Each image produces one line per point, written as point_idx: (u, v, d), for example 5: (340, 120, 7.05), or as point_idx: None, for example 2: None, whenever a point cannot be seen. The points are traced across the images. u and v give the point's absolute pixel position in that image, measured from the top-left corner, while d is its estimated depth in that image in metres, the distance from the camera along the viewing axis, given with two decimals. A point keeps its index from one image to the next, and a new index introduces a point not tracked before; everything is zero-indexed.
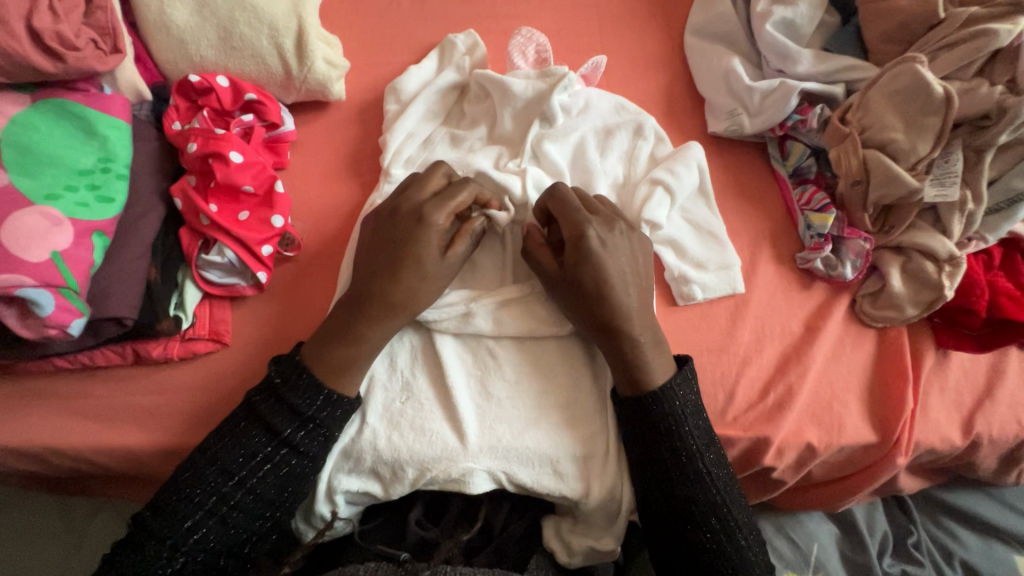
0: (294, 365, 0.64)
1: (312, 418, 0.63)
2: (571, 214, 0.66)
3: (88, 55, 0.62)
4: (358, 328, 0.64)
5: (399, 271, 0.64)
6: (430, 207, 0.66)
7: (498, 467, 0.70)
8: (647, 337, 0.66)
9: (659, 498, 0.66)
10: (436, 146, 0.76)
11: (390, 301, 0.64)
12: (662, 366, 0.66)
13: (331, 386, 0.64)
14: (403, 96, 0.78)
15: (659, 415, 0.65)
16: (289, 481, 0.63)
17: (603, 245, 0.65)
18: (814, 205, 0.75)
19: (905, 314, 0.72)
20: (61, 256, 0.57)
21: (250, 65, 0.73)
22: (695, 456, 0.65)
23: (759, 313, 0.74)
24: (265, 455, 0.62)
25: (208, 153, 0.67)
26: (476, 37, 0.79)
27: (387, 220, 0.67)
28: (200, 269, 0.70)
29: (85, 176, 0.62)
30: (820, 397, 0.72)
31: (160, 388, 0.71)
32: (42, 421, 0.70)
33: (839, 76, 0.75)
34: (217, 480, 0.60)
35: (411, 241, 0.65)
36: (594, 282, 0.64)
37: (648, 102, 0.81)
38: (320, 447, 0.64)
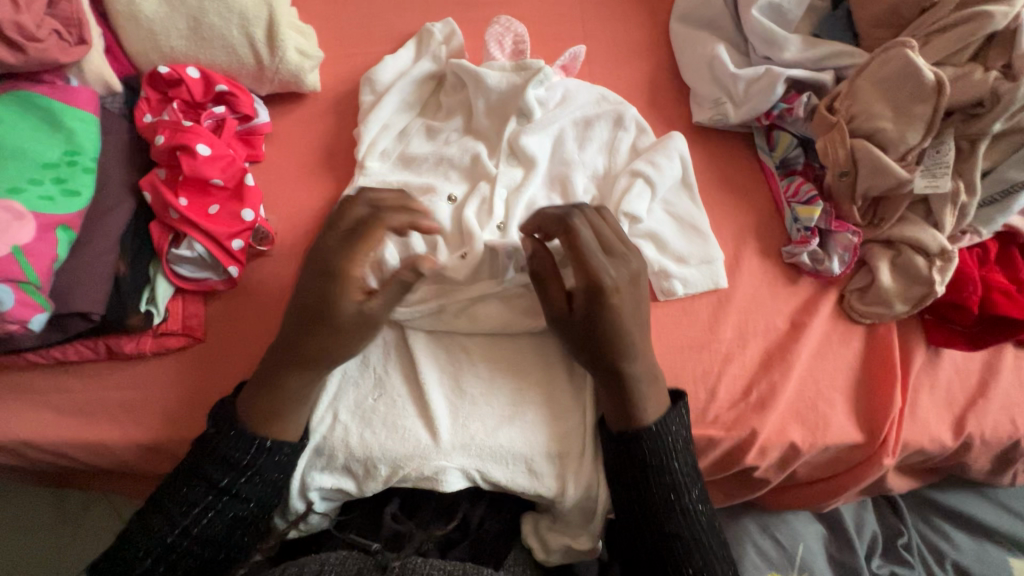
0: (227, 417, 0.65)
1: (247, 467, 0.63)
2: (593, 258, 0.62)
3: (51, 46, 0.60)
4: (279, 375, 0.64)
5: (311, 325, 0.63)
6: (343, 260, 0.63)
7: (472, 466, 0.69)
8: (646, 374, 0.64)
9: (638, 525, 0.65)
10: (411, 139, 0.75)
11: (308, 352, 0.63)
12: (657, 404, 0.64)
13: (260, 432, 0.64)
14: (378, 87, 0.76)
15: (644, 452, 0.63)
16: (237, 524, 0.64)
17: (620, 292, 0.63)
18: (800, 197, 0.72)
19: (894, 310, 0.70)
20: (21, 251, 0.56)
21: (221, 55, 0.72)
22: (677, 489, 0.63)
23: (743, 309, 0.72)
24: (207, 503, 0.63)
25: (176, 146, 0.66)
26: (453, 26, 0.77)
27: (313, 276, 0.63)
28: (171, 263, 0.69)
29: (51, 169, 0.61)
30: (804, 396, 0.69)
31: (134, 383, 0.71)
32: (17, 415, 0.70)
33: (828, 62, 0.72)
34: (165, 528, 0.62)
35: (323, 296, 0.63)
36: (611, 333, 0.62)
37: (631, 91, 0.79)
38: (258, 490, 0.64)
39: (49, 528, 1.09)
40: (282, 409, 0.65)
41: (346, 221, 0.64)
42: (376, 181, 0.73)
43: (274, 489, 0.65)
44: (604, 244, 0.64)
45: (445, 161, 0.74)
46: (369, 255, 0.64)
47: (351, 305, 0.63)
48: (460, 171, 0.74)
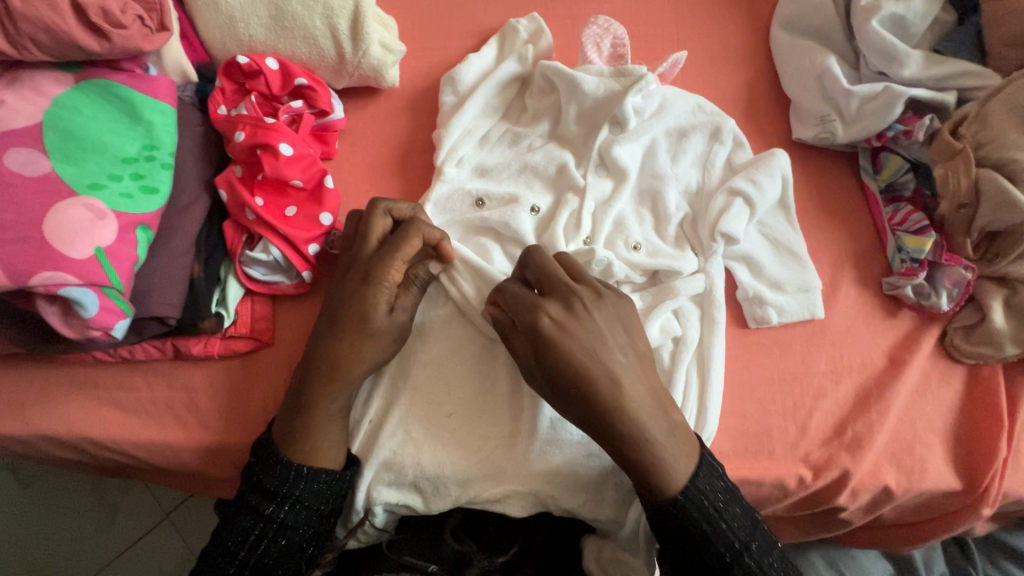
0: (267, 445, 0.63)
1: (288, 496, 0.61)
2: (519, 301, 0.58)
3: (135, 33, 0.57)
4: (308, 394, 0.61)
5: (347, 339, 0.61)
6: (376, 264, 0.62)
7: (545, 491, 0.66)
8: (658, 427, 0.55)
9: (688, 567, 0.58)
10: (495, 144, 0.71)
11: (346, 364, 0.61)
12: (685, 460, 0.56)
13: (296, 458, 0.62)
14: (460, 87, 0.71)
15: (691, 520, 0.55)
16: (289, 552, 0.62)
17: (563, 328, 0.56)
18: (909, 225, 0.68)
19: (1003, 353, 0.66)
20: (104, 252, 0.53)
21: (302, 46, 0.68)
22: (725, 535, 0.56)
23: (838, 342, 0.68)
24: (258, 533, 0.61)
25: (257, 144, 0.63)
26: (542, 23, 0.73)
27: (347, 282, 0.62)
28: (244, 265, 0.66)
29: (130, 165, 0.58)
30: (900, 437, 0.66)
31: (201, 385, 0.68)
32: (80, 413, 0.68)
33: (950, 82, 0.67)
34: (223, 562, 0.60)
35: (358, 299, 0.61)
36: (542, 379, 0.57)
37: (727, 101, 0.74)
38: (305, 519, 0.62)
39: (89, 510, 1.09)
40: (317, 431, 0.62)
41: (372, 245, 0.62)
42: (456, 188, 0.69)
43: (320, 515, 0.63)
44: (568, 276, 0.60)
45: (529, 170, 0.69)
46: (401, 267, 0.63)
47: (382, 309, 0.61)
48: (545, 182, 0.70)
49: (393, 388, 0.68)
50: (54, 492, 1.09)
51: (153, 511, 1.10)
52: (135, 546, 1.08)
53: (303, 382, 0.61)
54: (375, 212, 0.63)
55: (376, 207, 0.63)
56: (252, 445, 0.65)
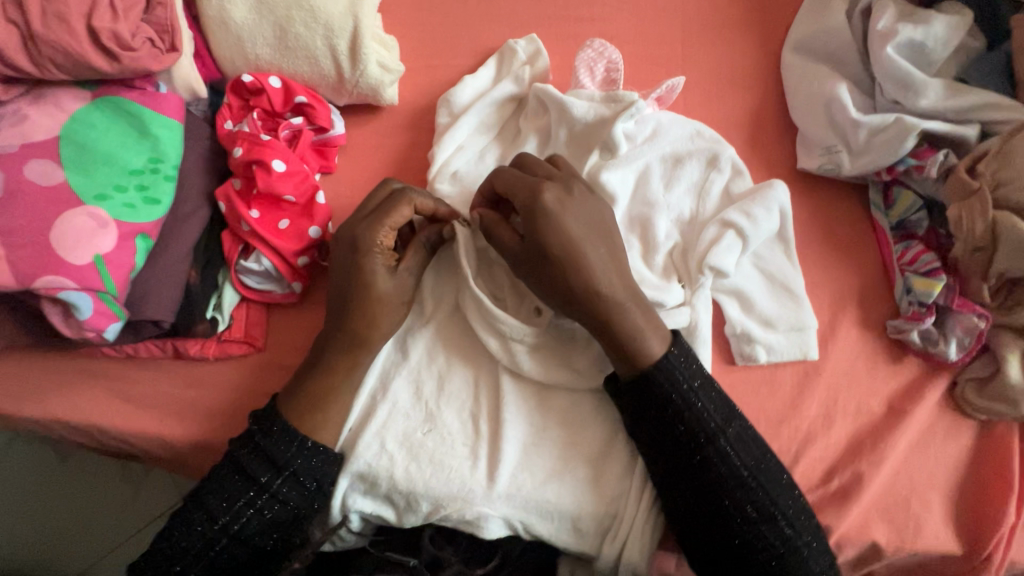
0: (269, 413, 0.64)
1: (286, 467, 0.61)
2: (523, 184, 0.60)
3: (145, 55, 0.61)
4: (327, 355, 0.64)
5: (358, 300, 0.63)
6: (365, 228, 0.64)
7: (516, 516, 0.64)
8: (630, 297, 0.58)
9: (675, 494, 0.59)
10: (487, 162, 0.71)
11: (332, 368, 0.64)
12: (659, 331, 0.59)
13: (303, 430, 0.63)
14: (455, 108, 0.72)
15: (664, 393, 0.58)
16: (272, 527, 0.62)
17: (562, 206, 0.58)
18: (919, 266, 0.63)
19: (1019, 410, 0.60)
20: (103, 259, 0.57)
21: (304, 66, 0.70)
22: (697, 415, 0.58)
23: (833, 385, 0.64)
24: (247, 499, 0.61)
25: (252, 160, 0.65)
26: (539, 45, 0.73)
27: (342, 252, 0.65)
28: (239, 273, 0.69)
29: (135, 176, 0.62)
30: (895, 491, 0.61)
31: (196, 381, 0.72)
32: (88, 400, 0.73)
33: (974, 114, 0.63)
34: (204, 524, 0.60)
35: (355, 269, 0.63)
36: (531, 254, 0.58)
37: (729, 126, 0.71)
38: (295, 497, 0.62)
39: (113, 486, 1.16)
40: (333, 395, 0.64)
41: (368, 210, 0.65)
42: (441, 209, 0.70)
43: (310, 497, 0.63)
44: (536, 172, 0.62)
45: None
46: (392, 233, 0.65)
47: (383, 270, 0.64)
48: None
49: (372, 399, 0.68)
50: (83, 467, 1.17)
51: (169, 493, 1.16)
52: (152, 524, 1.14)
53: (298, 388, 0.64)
54: (386, 187, 0.67)
55: (384, 183, 0.67)
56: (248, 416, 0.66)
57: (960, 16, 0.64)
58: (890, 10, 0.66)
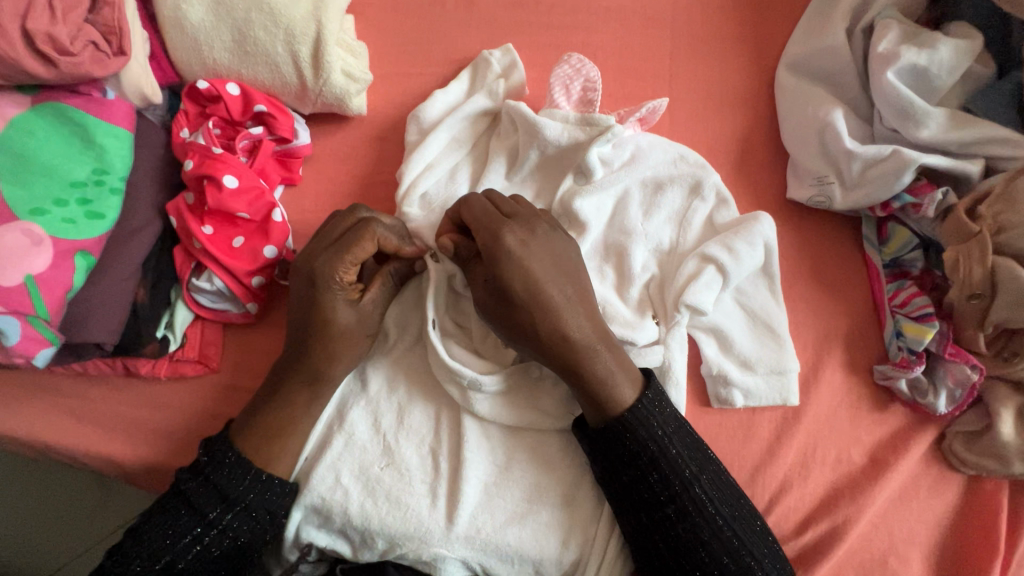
0: (221, 442, 0.59)
1: (239, 501, 0.57)
2: (485, 224, 0.57)
3: (86, 59, 0.57)
4: (286, 390, 0.60)
5: (319, 339, 0.59)
6: (328, 263, 0.59)
7: (475, 559, 0.61)
8: (601, 339, 0.55)
9: (643, 547, 0.55)
10: (456, 181, 0.66)
11: (274, 411, 0.60)
12: (630, 377, 0.56)
13: (257, 462, 0.59)
14: (424, 124, 0.68)
15: (635, 440, 0.54)
16: (221, 563, 0.57)
17: (526, 248, 0.55)
18: (911, 309, 0.59)
19: (1010, 469, 0.57)
20: (35, 280, 0.55)
21: (264, 72, 0.66)
22: (672, 462, 0.54)
23: (813, 432, 0.60)
24: (194, 535, 0.55)
25: (203, 175, 0.62)
26: (514, 56, 0.69)
27: (301, 286, 0.60)
28: (192, 291, 0.65)
29: (78, 189, 0.59)
30: (872, 548, 0.58)
31: (138, 401, 0.67)
32: (23, 417, 0.67)
33: (977, 148, 0.58)
34: (141, 566, 0.54)
35: (317, 306, 0.59)
36: (495, 299, 0.55)
37: (716, 148, 0.67)
38: (247, 533, 0.57)
39: None
40: (287, 431, 0.60)
41: (330, 241, 0.60)
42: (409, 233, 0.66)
43: (264, 530, 0.59)
44: (504, 210, 0.58)
45: None
46: (355, 267, 0.60)
47: (347, 310, 0.60)
48: None
49: (329, 428, 0.64)
50: None
51: None
52: None
53: (238, 436, 0.59)
54: (350, 216, 0.61)
55: (348, 211, 0.61)
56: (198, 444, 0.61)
57: (970, 41, 0.59)
58: (892, 31, 0.62)
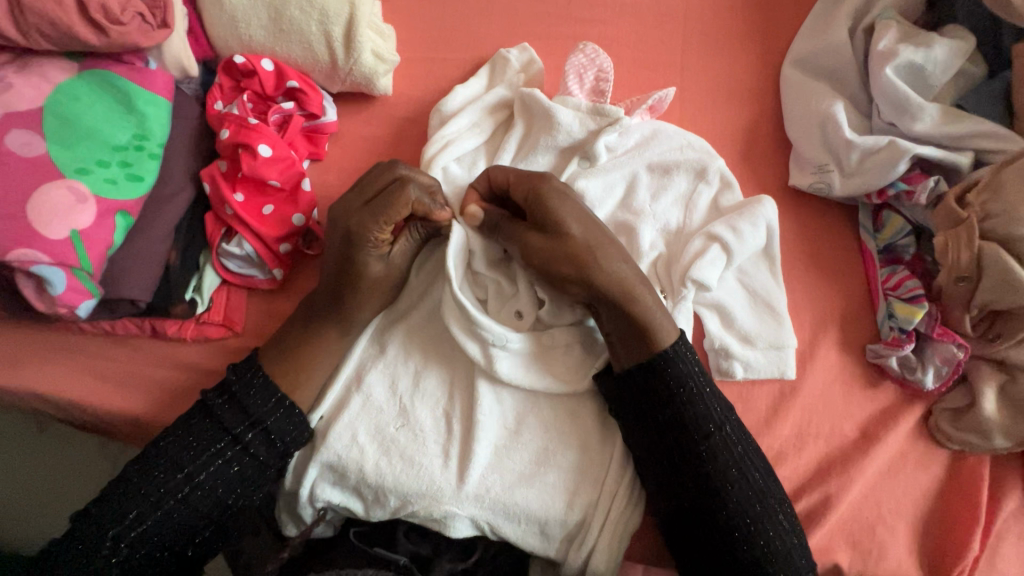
0: (249, 364, 0.63)
1: (259, 421, 0.61)
2: (526, 180, 0.61)
3: (133, 30, 0.60)
4: (317, 324, 0.65)
5: (350, 285, 0.63)
6: (364, 215, 0.62)
7: (483, 517, 0.64)
8: (633, 276, 0.60)
9: (669, 493, 0.59)
10: (476, 170, 0.69)
11: (306, 359, 0.64)
12: (666, 315, 0.61)
13: (282, 387, 0.63)
14: (445, 115, 0.70)
15: (666, 388, 0.59)
16: (239, 479, 0.60)
17: (568, 195, 0.61)
18: (902, 292, 0.63)
19: (992, 444, 0.60)
20: (80, 235, 0.57)
21: (297, 50, 0.70)
22: (698, 410, 0.59)
23: (809, 406, 0.64)
24: (216, 450, 0.59)
25: (239, 143, 0.65)
26: (532, 54, 0.72)
27: (337, 236, 0.63)
28: (221, 256, 0.68)
29: (119, 152, 0.62)
30: (861, 516, 0.61)
31: (160, 361, 0.69)
32: (48, 374, 0.69)
33: (967, 141, 0.62)
34: (167, 472, 0.58)
35: (351, 256, 0.62)
36: (549, 238, 0.60)
37: (723, 137, 0.71)
38: (266, 452, 0.61)
39: None
40: (309, 368, 0.64)
41: (366, 194, 0.63)
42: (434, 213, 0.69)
43: (279, 453, 0.62)
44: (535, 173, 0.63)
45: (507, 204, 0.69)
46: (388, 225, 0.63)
47: (377, 257, 0.63)
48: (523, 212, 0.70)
49: (347, 389, 0.67)
50: None
51: None
52: None
53: (266, 360, 0.64)
54: (390, 170, 0.63)
55: (387, 164, 0.64)
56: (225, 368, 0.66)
57: (961, 42, 0.64)
58: (891, 31, 0.66)
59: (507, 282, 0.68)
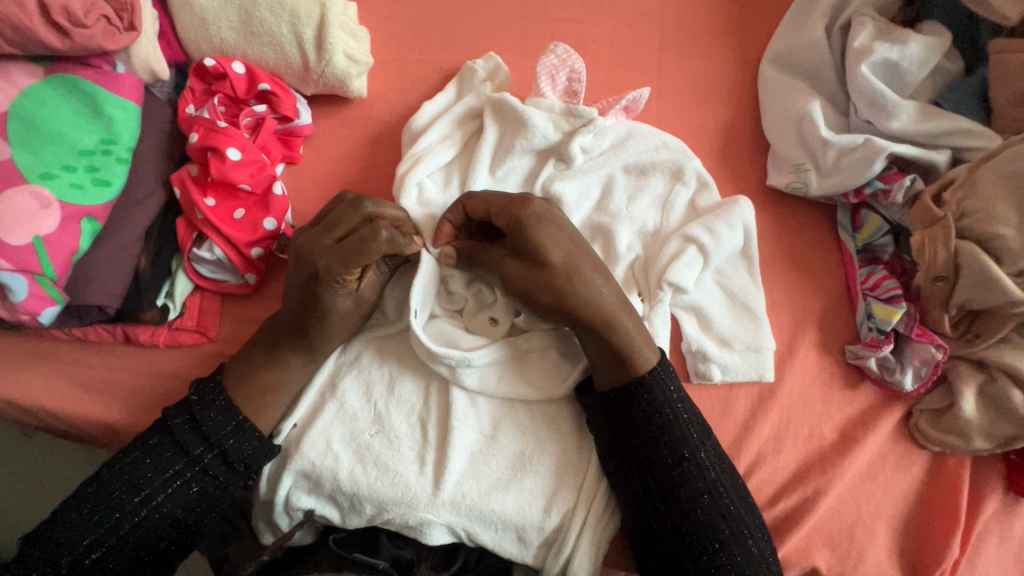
0: (212, 382, 0.62)
1: (219, 443, 0.60)
2: (503, 209, 0.59)
3: (98, 33, 0.59)
4: (279, 349, 0.63)
5: (315, 319, 0.61)
6: (330, 257, 0.59)
7: (460, 525, 0.63)
8: (612, 294, 0.58)
9: (643, 510, 0.58)
10: (451, 187, 0.68)
11: (271, 382, 0.63)
12: (649, 343, 0.59)
13: (242, 408, 0.62)
14: (416, 131, 0.70)
15: (641, 405, 0.58)
16: (199, 501, 0.60)
17: (545, 220, 0.59)
18: (881, 292, 0.62)
19: (971, 445, 0.60)
20: (42, 240, 0.57)
21: (269, 52, 0.69)
22: (673, 425, 0.58)
23: (788, 408, 0.63)
24: (174, 471, 0.58)
25: (208, 147, 0.64)
26: (498, 61, 0.71)
27: (302, 273, 0.60)
28: (192, 261, 0.67)
29: (85, 157, 0.61)
30: (840, 519, 0.60)
31: (132, 368, 0.68)
32: (21, 381, 0.68)
33: (944, 139, 0.62)
34: (122, 495, 0.57)
35: (314, 295, 0.60)
36: (526, 272, 0.58)
37: (702, 138, 0.70)
38: (227, 474, 0.60)
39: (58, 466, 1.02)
40: (272, 392, 0.63)
41: (334, 234, 0.60)
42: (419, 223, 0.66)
43: (241, 474, 0.61)
44: (511, 199, 0.60)
45: None
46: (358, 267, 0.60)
47: (344, 296, 0.61)
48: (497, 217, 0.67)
49: (322, 396, 0.66)
50: None
51: None
52: None
53: (228, 376, 0.62)
54: (357, 210, 0.61)
55: (354, 202, 0.61)
56: (189, 384, 0.64)
57: (937, 38, 0.63)
58: (867, 28, 0.65)
59: (489, 289, 0.67)
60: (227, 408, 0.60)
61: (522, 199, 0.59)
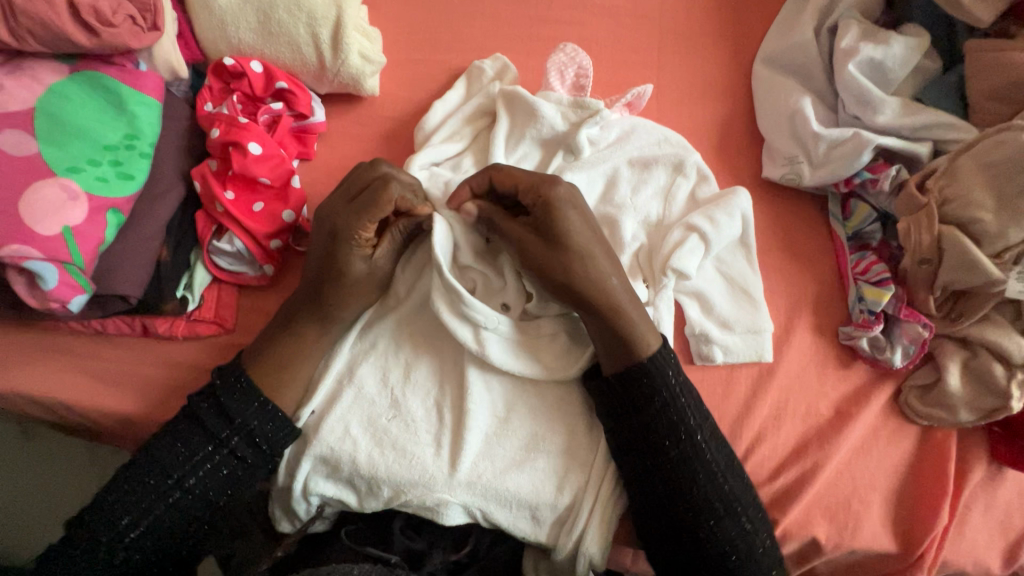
0: (232, 367, 0.64)
1: (244, 425, 0.62)
2: (530, 189, 0.62)
3: (124, 31, 0.62)
4: (295, 322, 0.65)
5: (331, 285, 0.64)
6: (344, 220, 0.63)
7: (476, 504, 0.65)
8: (621, 282, 0.62)
9: (651, 487, 0.60)
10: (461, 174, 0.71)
11: (288, 367, 0.65)
12: (651, 330, 0.62)
13: (262, 390, 0.63)
14: (428, 132, 0.73)
15: (652, 385, 0.60)
16: (228, 483, 0.62)
17: (571, 204, 0.61)
18: (871, 276, 0.66)
19: (957, 418, 0.64)
20: (71, 231, 0.59)
21: (286, 52, 0.72)
22: (682, 406, 0.61)
23: (787, 386, 0.66)
24: (203, 455, 0.60)
25: (229, 142, 0.67)
26: (505, 60, 0.75)
27: (321, 237, 0.64)
28: (212, 253, 0.69)
29: (109, 152, 0.63)
30: (837, 491, 0.64)
31: (150, 359, 0.70)
32: (39, 374, 0.69)
33: (925, 132, 0.67)
34: (155, 478, 0.59)
35: (330, 256, 0.63)
36: (544, 248, 0.61)
37: (700, 133, 0.74)
38: (254, 457, 0.62)
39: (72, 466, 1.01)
40: (288, 368, 0.65)
41: (349, 199, 0.63)
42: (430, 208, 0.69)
43: (268, 458, 0.63)
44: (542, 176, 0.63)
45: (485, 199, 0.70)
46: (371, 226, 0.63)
47: (359, 260, 0.64)
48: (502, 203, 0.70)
49: (338, 384, 0.68)
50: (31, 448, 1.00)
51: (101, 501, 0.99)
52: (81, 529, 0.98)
53: (247, 366, 0.64)
54: (373, 169, 0.64)
55: (373, 165, 0.64)
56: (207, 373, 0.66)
57: (918, 39, 0.68)
58: (853, 29, 0.70)
59: (496, 276, 0.69)
60: (248, 391, 0.62)
61: (545, 175, 0.63)
